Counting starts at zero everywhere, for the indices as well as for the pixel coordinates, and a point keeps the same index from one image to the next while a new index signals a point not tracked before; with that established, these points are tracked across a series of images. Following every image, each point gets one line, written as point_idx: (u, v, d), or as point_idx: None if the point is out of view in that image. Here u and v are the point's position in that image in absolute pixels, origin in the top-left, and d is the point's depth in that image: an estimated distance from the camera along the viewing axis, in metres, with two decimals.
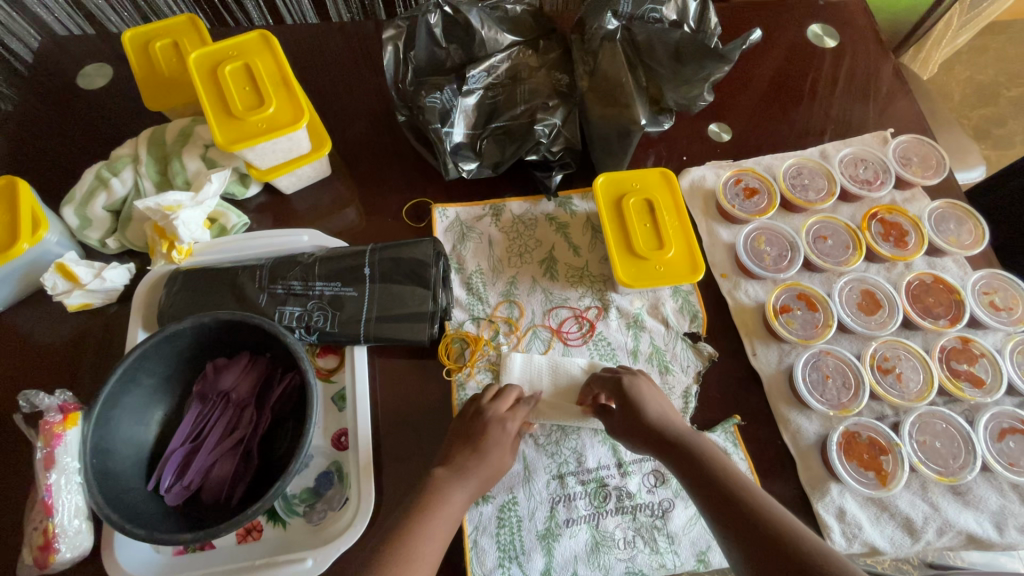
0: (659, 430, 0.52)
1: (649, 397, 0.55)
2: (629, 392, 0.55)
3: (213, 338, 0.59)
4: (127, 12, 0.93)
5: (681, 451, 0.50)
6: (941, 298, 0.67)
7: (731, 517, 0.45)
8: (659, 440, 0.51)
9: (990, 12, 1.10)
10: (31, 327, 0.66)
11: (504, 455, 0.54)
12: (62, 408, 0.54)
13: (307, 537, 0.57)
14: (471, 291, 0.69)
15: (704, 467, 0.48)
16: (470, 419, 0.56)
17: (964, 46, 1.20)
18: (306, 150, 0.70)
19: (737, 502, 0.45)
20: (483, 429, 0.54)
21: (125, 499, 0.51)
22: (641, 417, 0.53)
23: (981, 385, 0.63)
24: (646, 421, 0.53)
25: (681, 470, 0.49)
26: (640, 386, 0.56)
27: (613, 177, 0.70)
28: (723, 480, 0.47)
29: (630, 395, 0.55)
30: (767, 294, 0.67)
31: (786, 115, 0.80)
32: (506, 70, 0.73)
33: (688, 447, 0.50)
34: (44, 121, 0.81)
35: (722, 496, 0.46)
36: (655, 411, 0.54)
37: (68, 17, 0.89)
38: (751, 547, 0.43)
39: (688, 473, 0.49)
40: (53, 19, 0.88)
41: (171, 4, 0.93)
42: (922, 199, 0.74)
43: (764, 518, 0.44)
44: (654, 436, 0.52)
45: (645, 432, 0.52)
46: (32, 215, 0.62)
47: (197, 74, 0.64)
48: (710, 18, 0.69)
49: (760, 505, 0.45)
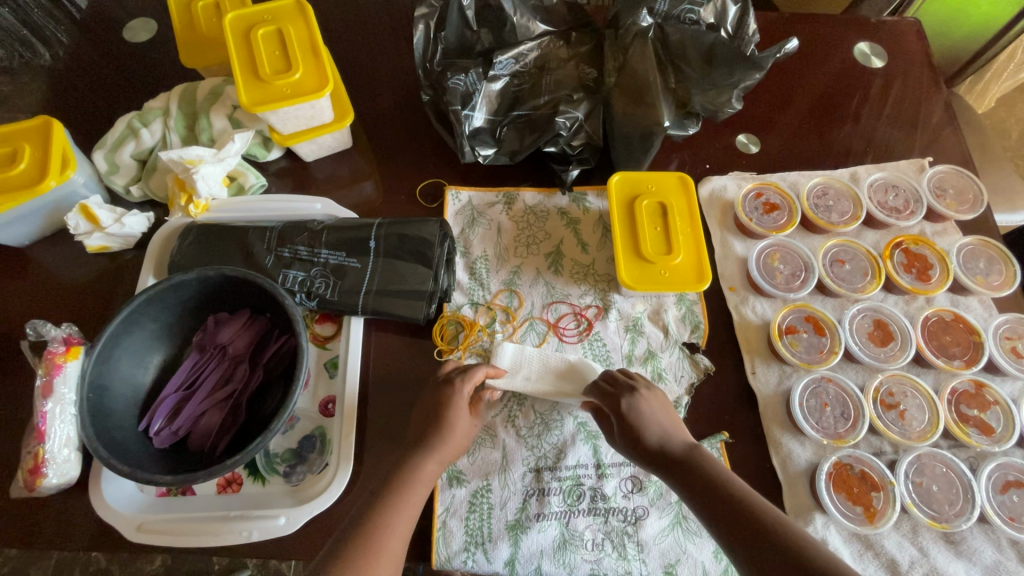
0: (663, 446, 0.51)
1: (649, 410, 0.54)
2: (630, 407, 0.54)
3: (216, 292, 0.60)
4: None
5: (688, 468, 0.49)
6: (959, 338, 0.64)
7: (737, 535, 0.44)
8: (663, 458, 0.51)
9: None
10: (53, 263, 0.69)
11: (459, 425, 0.54)
12: (66, 340, 0.56)
13: (283, 496, 0.58)
14: (474, 276, 0.69)
15: (713, 483, 0.47)
16: (434, 396, 0.56)
17: None
18: (329, 120, 0.70)
19: (747, 516, 0.45)
20: (450, 409, 0.55)
21: (115, 436, 0.53)
22: (640, 436, 0.52)
23: (990, 433, 0.60)
24: (646, 440, 0.52)
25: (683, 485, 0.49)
26: (646, 400, 0.54)
27: (629, 177, 0.69)
28: (732, 497, 0.46)
29: (630, 412, 0.53)
30: (774, 313, 0.65)
31: (820, 132, 0.78)
32: (535, 59, 0.73)
33: (694, 465, 0.49)
34: (91, 65, 0.85)
35: (731, 513, 0.45)
36: (654, 427, 0.53)
37: None
38: (764, 567, 0.42)
39: (694, 490, 0.48)
40: None
41: None
42: (953, 233, 0.71)
43: (775, 534, 0.43)
44: (657, 452, 0.51)
45: (647, 445, 0.52)
46: (62, 155, 0.65)
47: (231, 34, 0.66)
48: (748, 24, 0.68)
49: (769, 519, 0.44)
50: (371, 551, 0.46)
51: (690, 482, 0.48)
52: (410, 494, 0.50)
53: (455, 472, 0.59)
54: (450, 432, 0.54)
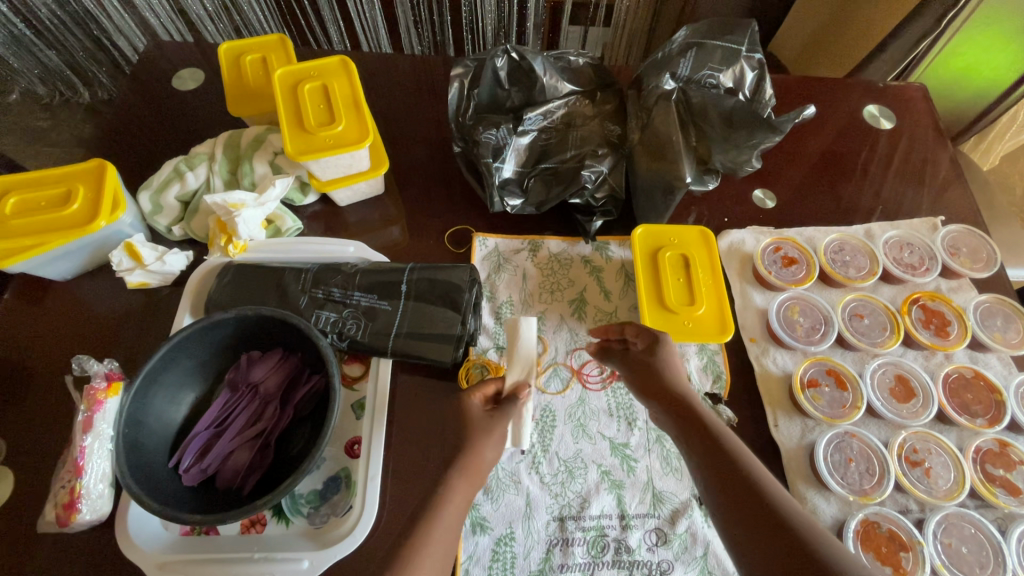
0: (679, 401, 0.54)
1: (669, 365, 0.57)
2: (658, 355, 0.58)
3: (252, 331, 0.62)
4: (222, 24, 1.11)
5: (702, 438, 0.50)
6: (980, 396, 0.64)
7: (749, 524, 0.44)
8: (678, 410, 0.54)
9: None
10: (94, 298, 0.72)
11: (484, 447, 0.54)
12: (107, 376, 0.58)
13: (308, 538, 0.58)
14: (499, 320, 0.71)
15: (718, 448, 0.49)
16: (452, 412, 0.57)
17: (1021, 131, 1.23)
18: (366, 169, 0.74)
19: (757, 501, 0.45)
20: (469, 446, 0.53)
21: (148, 472, 0.54)
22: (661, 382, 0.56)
23: (1017, 493, 0.59)
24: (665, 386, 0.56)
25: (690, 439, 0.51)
26: (671, 354, 0.58)
27: (652, 230, 0.72)
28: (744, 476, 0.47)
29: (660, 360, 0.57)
30: (795, 365, 0.66)
31: (834, 190, 0.81)
32: (562, 117, 0.76)
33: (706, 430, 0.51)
34: (136, 109, 0.90)
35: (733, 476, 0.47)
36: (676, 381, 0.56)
37: (171, 24, 1.09)
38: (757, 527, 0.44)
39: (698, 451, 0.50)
40: (160, 24, 1.08)
41: (264, 22, 1.11)
42: (968, 290, 0.72)
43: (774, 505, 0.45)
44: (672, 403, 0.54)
45: (670, 398, 0.55)
46: (114, 196, 0.68)
47: (280, 88, 0.70)
48: (765, 89, 0.73)
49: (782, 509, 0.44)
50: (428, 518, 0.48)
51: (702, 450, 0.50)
52: (454, 490, 0.50)
53: (479, 519, 0.59)
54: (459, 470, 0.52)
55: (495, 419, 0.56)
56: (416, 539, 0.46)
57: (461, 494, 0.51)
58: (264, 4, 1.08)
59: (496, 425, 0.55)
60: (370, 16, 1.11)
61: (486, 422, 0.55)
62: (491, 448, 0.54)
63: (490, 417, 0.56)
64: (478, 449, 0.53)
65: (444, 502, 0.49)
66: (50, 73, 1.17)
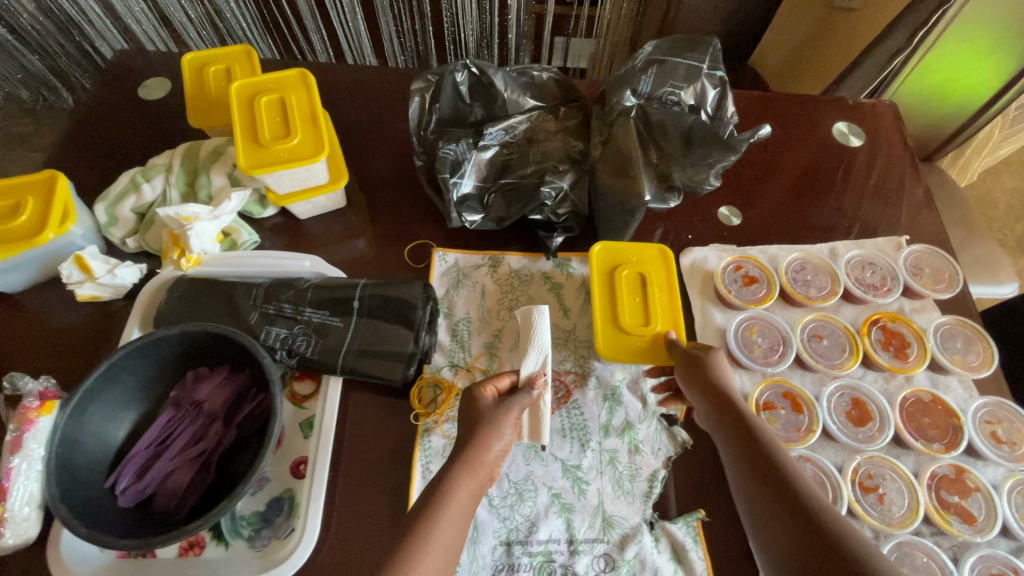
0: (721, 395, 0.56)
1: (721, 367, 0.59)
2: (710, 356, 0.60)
3: (198, 348, 0.61)
4: (206, 34, 1.10)
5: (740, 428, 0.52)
6: (938, 420, 0.63)
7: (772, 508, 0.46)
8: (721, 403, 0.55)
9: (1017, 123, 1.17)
10: (43, 310, 0.71)
11: (494, 437, 0.51)
12: (42, 395, 0.56)
13: (246, 562, 0.56)
14: (455, 337, 0.70)
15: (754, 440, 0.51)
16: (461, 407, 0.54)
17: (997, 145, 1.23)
18: (324, 182, 0.73)
19: (789, 495, 0.46)
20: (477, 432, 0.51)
21: (79, 494, 0.52)
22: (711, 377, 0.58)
23: (972, 522, 0.58)
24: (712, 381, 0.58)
25: (729, 430, 0.53)
26: (726, 361, 0.60)
27: (610, 247, 0.71)
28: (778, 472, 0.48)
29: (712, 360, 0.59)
30: (752, 387, 0.65)
31: (800, 207, 0.80)
32: (524, 131, 0.76)
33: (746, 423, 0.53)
34: (101, 116, 0.89)
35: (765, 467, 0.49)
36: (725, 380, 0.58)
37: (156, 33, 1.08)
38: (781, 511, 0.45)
39: (737, 442, 0.52)
40: (143, 33, 1.07)
41: (247, 32, 1.11)
42: (931, 311, 0.71)
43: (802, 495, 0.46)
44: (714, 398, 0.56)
45: (714, 393, 0.57)
46: (64, 208, 0.67)
47: (236, 101, 0.70)
48: (727, 106, 0.72)
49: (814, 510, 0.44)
50: (428, 514, 0.44)
51: (739, 444, 0.52)
52: (458, 483, 0.46)
53: None
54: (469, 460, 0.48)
55: (505, 409, 0.53)
56: (417, 537, 0.42)
57: (466, 490, 0.46)
58: (247, 13, 1.07)
59: (505, 415, 0.53)
60: (353, 27, 1.11)
61: (495, 413, 0.53)
62: (499, 441, 0.51)
63: (498, 407, 0.54)
64: (486, 439, 0.50)
65: (447, 499, 0.45)
66: (33, 78, 1.16)
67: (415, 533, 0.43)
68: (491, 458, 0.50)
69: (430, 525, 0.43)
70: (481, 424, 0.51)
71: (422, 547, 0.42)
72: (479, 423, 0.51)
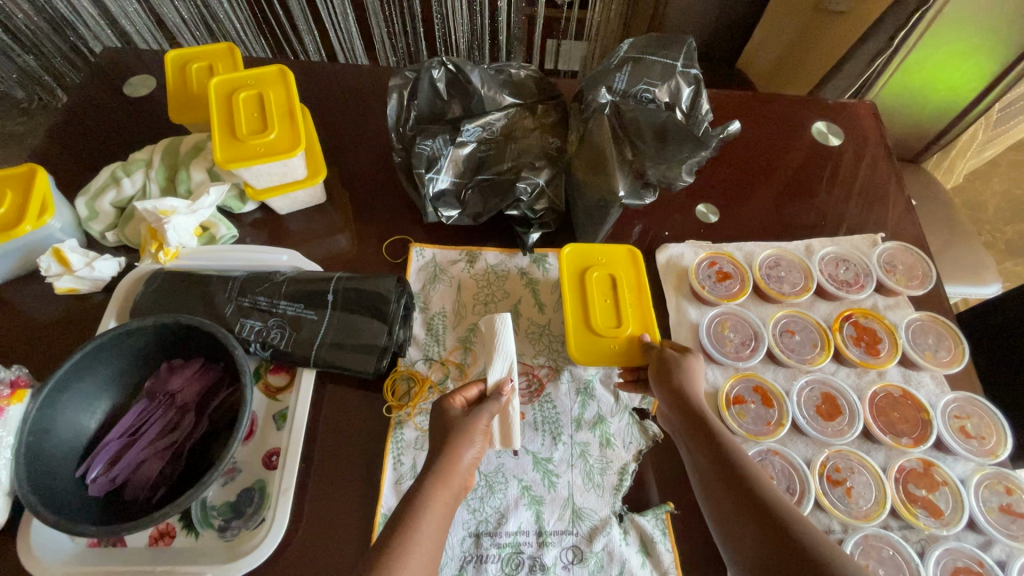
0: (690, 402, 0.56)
1: (691, 372, 0.59)
2: (680, 362, 0.60)
3: (172, 339, 0.62)
4: (199, 33, 1.10)
5: (709, 438, 0.53)
6: (907, 415, 0.64)
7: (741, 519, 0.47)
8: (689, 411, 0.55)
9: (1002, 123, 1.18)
10: (23, 302, 0.71)
11: (463, 448, 0.51)
12: (12, 383, 0.57)
13: (215, 552, 0.57)
14: (430, 331, 0.71)
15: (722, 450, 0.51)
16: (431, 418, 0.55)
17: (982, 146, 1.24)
18: (302, 177, 0.74)
19: (757, 507, 0.46)
20: (448, 444, 0.51)
21: (49, 482, 0.53)
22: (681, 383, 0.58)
23: (938, 515, 0.58)
24: (682, 386, 0.57)
25: (698, 439, 0.53)
26: (695, 365, 0.60)
27: (580, 250, 0.73)
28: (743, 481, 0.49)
29: (682, 366, 0.59)
30: (723, 381, 0.66)
31: (776, 205, 0.81)
32: (502, 128, 0.76)
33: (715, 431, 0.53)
34: (87, 112, 0.90)
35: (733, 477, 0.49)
36: (694, 385, 0.58)
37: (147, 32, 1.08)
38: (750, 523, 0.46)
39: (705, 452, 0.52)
40: (135, 32, 1.07)
41: (239, 32, 1.11)
42: (905, 307, 0.72)
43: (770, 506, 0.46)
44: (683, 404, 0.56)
45: (684, 400, 0.56)
46: (42, 201, 0.68)
47: (214, 97, 0.70)
48: (701, 103, 0.72)
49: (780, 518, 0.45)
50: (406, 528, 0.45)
51: (706, 452, 0.52)
52: (433, 496, 0.47)
53: None
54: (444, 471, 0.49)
55: (473, 417, 0.54)
56: (397, 548, 0.43)
57: (440, 500, 0.47)
58: (239, 13, 1.07)
59: (474, 423, 0.53)
60: (345, 28, 1.12)
61: (464, 422, 0.53)
62: (469, 451, 0.52)
63: (467, 416, 0.54)
64: (455, 451, 0.50)
65: (423, 512, 0.46)
66: (27, 76, 1.17)
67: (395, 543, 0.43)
68: (462, 471, 0.50)
69: (406, 540, 0.44)
70: (452, 436, 0.52)
71: (404, 553, 0.43)
72: (449, 434, 0.52)
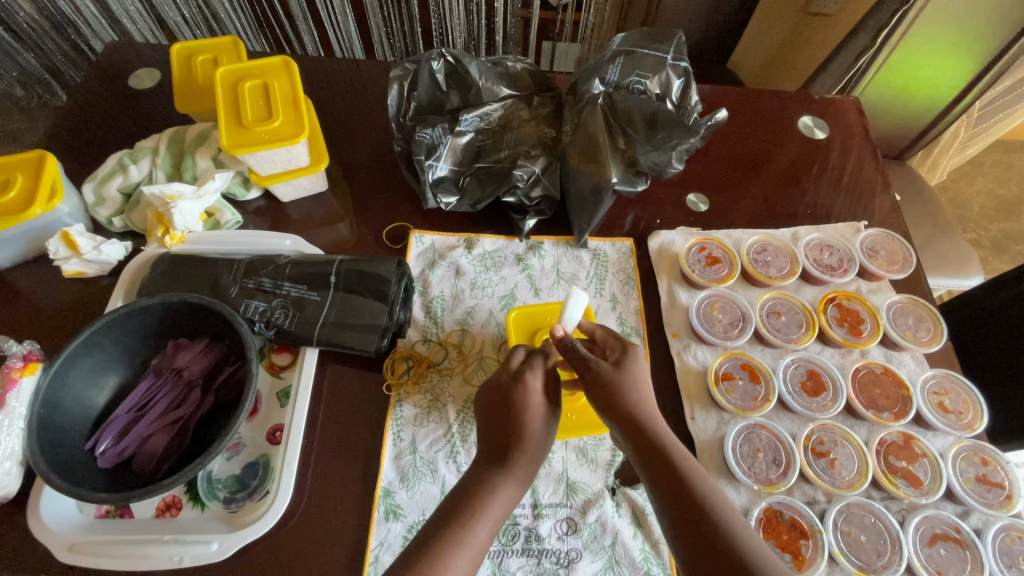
0: (640, 425, 0.50)
1: (632, 378, 0.53)
2: (620, 369, 0.53)
3: (179, 318, 0.63)
4: (200, 31, 1.13)
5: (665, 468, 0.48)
6: (888, 391, 0.66)
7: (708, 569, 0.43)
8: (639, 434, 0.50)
9: (985, 121, 1.22)
10: (30, 285, 0.73)
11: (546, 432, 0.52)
12: (25, 357, 0.58)
13: (220, 522, 0.58)
14: (429, 314, 0.73)
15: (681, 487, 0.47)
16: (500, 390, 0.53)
17: (964, 145, 1.28)
18: (305, 165, 0.76)
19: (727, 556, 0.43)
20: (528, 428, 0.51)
21: (60, 452, 0.54)
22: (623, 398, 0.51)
23: (918, 485, 0.61)
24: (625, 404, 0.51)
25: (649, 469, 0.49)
26: (636, 369, 0.53)
27: (527, 311, 0.72)
28: (700, 510, 0.46)
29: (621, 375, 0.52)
30: (712, 359, 0.68)
31: (764, 194, 0.84)
32: (499, 118, 0.79)
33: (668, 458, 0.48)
34: (92, 104, 0.92)
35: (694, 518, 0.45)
36: (637, 397, 0.52)
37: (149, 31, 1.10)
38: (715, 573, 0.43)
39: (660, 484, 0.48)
40: (136, 29, 1.09)
41: (241, 32, 1.14)
42: (886, 291, 0.75)
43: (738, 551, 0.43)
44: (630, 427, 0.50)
45: (630, 422, 0.50)
46: (52, 185, 0.69)
47: (220, 86, 0.72)
48: (690, 95, 0.75)
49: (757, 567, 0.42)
50: (479, 501, 0.47)
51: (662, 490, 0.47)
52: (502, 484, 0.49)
53: (393, 506, 0.60)
54: (527, 458, 0.50)
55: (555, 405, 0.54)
56: (460, 521, 0.46)
57: (513, 490, 0.49)
58: (240, 11, 1.10)
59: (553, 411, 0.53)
60: (344, 29, 1.14)
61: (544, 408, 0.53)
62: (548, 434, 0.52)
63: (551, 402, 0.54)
64: (538, 437, 0.51)
65: (489, 502, 0.47)
66: (28, 76, 1.19)
67: (461, 525, 0.46)
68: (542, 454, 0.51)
69: (468, 523, 0.46)
70: (531, 422, 0.51)
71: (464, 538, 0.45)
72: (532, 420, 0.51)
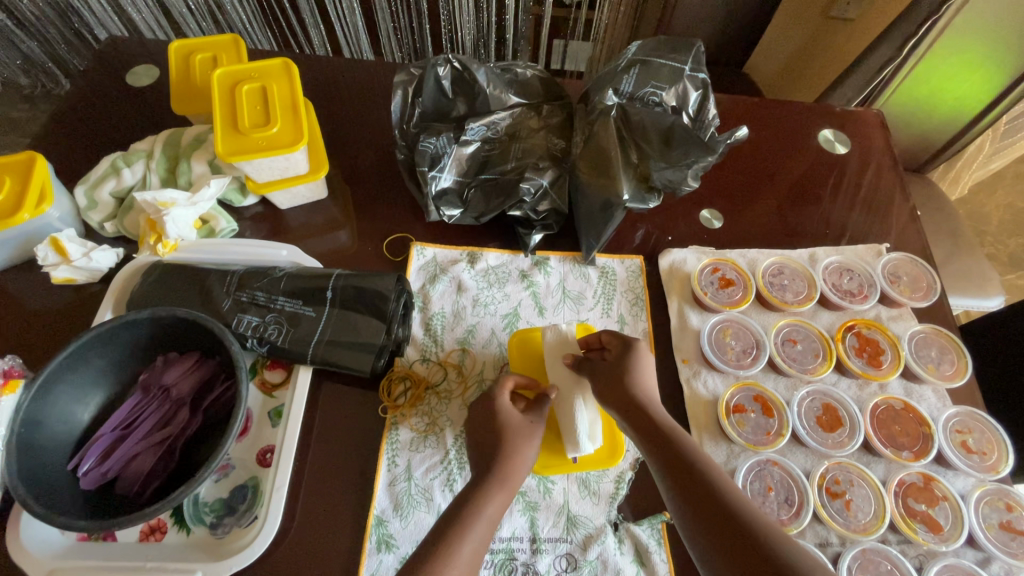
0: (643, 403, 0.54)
1: (636, 365, 0.57)
2: (626, 356, 0.57)
3: (169, 332, 0.61)
4: (205, 23, 1.10)
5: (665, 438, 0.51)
6: (908, 428, 0.63)
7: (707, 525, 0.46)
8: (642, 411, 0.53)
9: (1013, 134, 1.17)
10: (19, 291, 0.71)
11: (525, 449, 0.54)
12: (6, 373, 0.57)
13: (205, 549, 0.56)
14: (429, 332, 0.70)
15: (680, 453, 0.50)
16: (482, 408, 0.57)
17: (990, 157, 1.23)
18: (304, 172, 0.73)
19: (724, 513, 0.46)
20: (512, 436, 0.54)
21: (40, 475, 0.52)
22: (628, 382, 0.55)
23: (937, 530, 0.58)
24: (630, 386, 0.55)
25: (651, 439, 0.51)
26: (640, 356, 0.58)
27: (529, 334, 0.69)
28: (698, 473, 0.48)
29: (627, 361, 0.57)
30: (723, 389, 0.65)
31: (782, 211, 0.80)
32: (506, 127, 0.76)
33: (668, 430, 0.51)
34: (87, 100, 0.89)
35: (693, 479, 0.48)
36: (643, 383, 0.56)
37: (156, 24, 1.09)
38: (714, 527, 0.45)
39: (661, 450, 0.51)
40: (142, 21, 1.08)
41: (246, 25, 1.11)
42: (908, 319, 0.71)
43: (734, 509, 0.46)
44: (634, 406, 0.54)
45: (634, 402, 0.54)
46: (41, 189, 0.67)
47: (217, 89, 0.70)
48: (708, 108, 0.70)
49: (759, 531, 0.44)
50: (461, 525, 0.47)
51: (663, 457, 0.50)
52: (492, 499, 0.50)
53: (386, 536, 0.58)
54: (510, 471, 0.52)
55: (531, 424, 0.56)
56: (457, 528, 0.47)
57: (496, 504, 0.50)
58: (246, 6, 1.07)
59: (533, 430, 0.56)
60: (351, 23, 1.11)
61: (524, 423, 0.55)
62: (530, 453, 0.54)
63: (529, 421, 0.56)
64: (519, 453, 0.53)
65: (478, 517, 0.48)
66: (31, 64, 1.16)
67: (446, 548, 0.45)
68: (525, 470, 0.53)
69: (460, 536, 0.46)
70: (512, 436, 0.54)
71: (448, 560, 0.44)
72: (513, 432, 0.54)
